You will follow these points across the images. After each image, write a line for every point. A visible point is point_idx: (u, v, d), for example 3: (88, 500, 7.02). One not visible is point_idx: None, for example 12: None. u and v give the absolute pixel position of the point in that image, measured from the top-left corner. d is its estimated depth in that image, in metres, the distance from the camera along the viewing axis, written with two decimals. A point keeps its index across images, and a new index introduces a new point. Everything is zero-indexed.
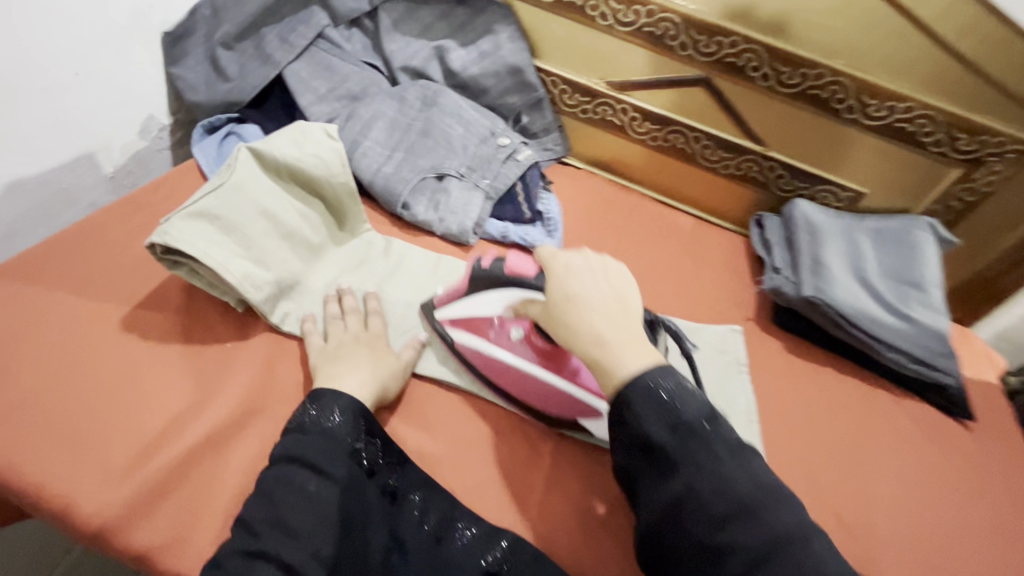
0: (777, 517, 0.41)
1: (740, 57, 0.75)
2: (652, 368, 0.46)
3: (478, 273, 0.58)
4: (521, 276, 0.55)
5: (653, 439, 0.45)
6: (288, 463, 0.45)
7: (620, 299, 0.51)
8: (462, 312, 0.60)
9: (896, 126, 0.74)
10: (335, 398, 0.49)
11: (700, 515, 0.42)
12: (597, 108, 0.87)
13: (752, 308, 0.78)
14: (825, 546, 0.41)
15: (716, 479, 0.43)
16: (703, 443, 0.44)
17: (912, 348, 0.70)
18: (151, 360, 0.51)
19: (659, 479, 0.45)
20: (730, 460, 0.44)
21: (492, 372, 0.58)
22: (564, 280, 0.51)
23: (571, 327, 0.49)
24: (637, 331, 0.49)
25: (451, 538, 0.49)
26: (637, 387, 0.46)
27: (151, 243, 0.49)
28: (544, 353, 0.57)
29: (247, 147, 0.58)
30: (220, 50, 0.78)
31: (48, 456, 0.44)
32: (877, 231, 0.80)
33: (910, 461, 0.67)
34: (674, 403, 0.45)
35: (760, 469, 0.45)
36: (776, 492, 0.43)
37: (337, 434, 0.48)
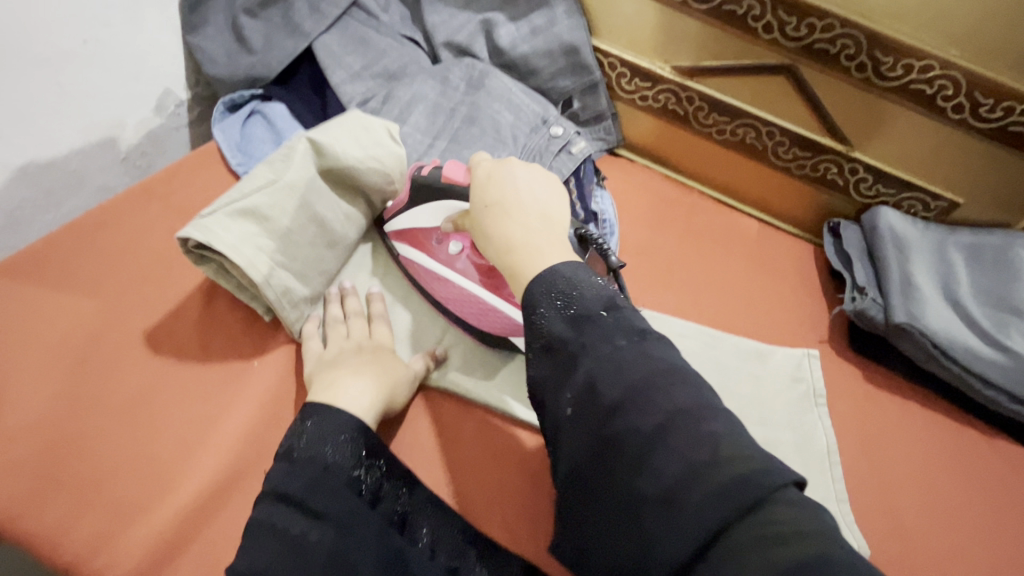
0: (668, 396, 0.36)
1: (834, 44, 0.66)
2: (560, 265, 0.43)
3: (416, 181, 0.54)
4: (453, 183, 0.51)
5: (550, 332, 0.40)
6: (275, 503, 0.38)
7: (550, 201, 0.47)
8: (404, 225, 0.56)
9: (1012, 130, 0.64)
10: (334, 421, 0.42)
11: (594, 412, 0.37)
12: (658, 95, 0.78)
13: (826, 329, 0.70)
14: (725, 428, 0.34)
15: (611, 363, 0.38)
16: (599, 329, 0.39)
17: (1014, 386, 0.62)
18: (164, 383, 0.45)
19: (560, 377, 0.40)
20: (629, 345, 0.38)
21: (440, 293, 0.55)
22: (489, 180, 0.47)
23: (490, 228, 0.46)
24: (557, 228, 0.46)
25: (467, 574, 0.43)
26: (540, 280, 0.42)
27: (185, 238, 0.44)
28: (485, 270, 0.53)
29: (307, 135, 0.51)
30: (243, 18, 0.70)
31: (61, 497, 0.39)
32: (973, 246, 0.71)
33: (1008, 518, 0.59)
34: (573, 289, 0.41)
35: (660, 352, 0.39)
36: (676, 373, 0.37)
37: (334, 465, 0.40)
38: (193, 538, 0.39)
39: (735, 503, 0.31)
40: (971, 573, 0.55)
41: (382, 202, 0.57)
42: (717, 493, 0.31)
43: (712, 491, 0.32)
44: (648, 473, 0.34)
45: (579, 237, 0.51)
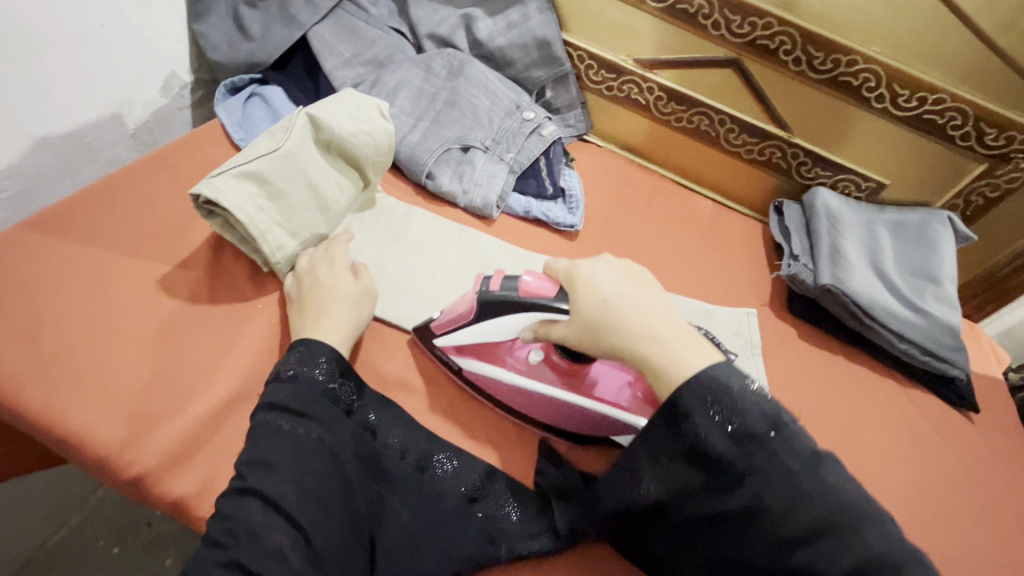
0: (860, 541, 0.39)
1: (773, 40, 0.75)
2: (711, 370, 0.43)
3: (484, 298, 0.53)
4: (541, 297, 0.50)
5: (712, 450, 0.41)
6: (268, 410, 0.45)
7: (654, 300, 0.50)
8: (467, 341, 0.56)
9: (925, 118, 0.74)
10: (317, 348, 0.49)
11: (766, 533, 0.40)
12: (622, 86, 0.86)
13: (767, 294, 0.78)
14: (915, 566, 0.39)
15: (790, 494, 0.40)
16: (769, 453, 0.41)
17: (923, 340, 0.71)
18: (177, 317, 0.51)
19: (717, 493, 0.42)
20: (804, 474, 0.40)
21: (523, 405, 0.56)
22: (592, 288, 0.49)
23: (616, 332, 0.47)
24: (676, 321, 0.48)
25: (432, 469, 0.50)
26: (693, 390, 0.42)
27: (196, 194, 0.49)
28: (567, 373, 0.55)
29: (304, 112, 0.57)
30: (244, 8, 0.77)
31: (88, 406, 0.45)
32: (897, 224, 0.80)
33: (917, 453, 0.68)
34: (734, 408, 0.42)
35: (834, 474, 0.41)
36: (857, 505, 0.40)
37: (314, 380, 0.48)
38: (206, 442, 0.46)
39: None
40: (881, 496, 0.64)
41: (374, 176, 0.63)
42: None
43: None
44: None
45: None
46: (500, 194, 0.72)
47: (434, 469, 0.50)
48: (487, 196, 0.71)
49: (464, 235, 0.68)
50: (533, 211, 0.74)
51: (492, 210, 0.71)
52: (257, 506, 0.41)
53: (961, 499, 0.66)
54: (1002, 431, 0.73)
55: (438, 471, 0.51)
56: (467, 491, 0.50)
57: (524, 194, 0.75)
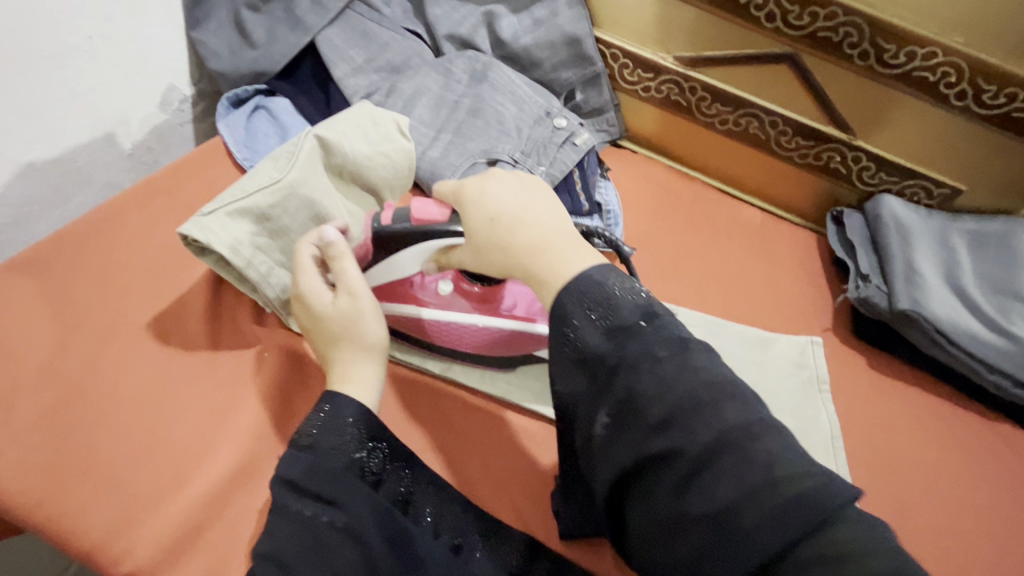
0: (721, 416, 0.34)
1: (837, 31, 0.66)
2: (590, 268, 0.40)
3: (380, 230, 0.49)
4: (428, 223, 0.46)
5: (585, 344, 0.38)
6: (285, 489, 0.39)
7: (547, 207, 0.44)
8: (374, 282, 0.53)
9: (1013, 116, 0.65)
10: (340, 409, 0.42)
11: (641, 427, 0.35)
12: (661, 86, 0.78)
13: (830, 318, 0.70)
14: (781, 446, 0.33)
15: (656, 380, 0.35)
16: (640, 340, 0.37)
17: (1016, 370, 0.62)
18: (173, 374, 0.45)
19: (594, 393, 0.38)
20: (670, 357, 0.36)
21: (441, 335, 0.55)
22: (477, 203, 0.44)
23: (503, 247, 0.42)
24: (569, 229, 0.43)
25: (468, 551, 0.45)
26: (572, 289, 0.39)
27: (185, 236, 0.43)
28: (477, 297, 0.54)
29: (312, 132, 0.50)
30: (245, 12, 0.70)
31: (75, 486, 0.39)
32: (975, 234, 0.72)
33: (1012, 501, 0.59)
34: (609, 298, 0.38)
35: (705, 362, 0.36)
36: (727, 386, 0.35)
37: (336, 449, 0.41)
38: (209, 525, 0.40)
39: (796, 529, 0.31)
40: (975, 557, 0.55)
41: (391, 201, 0.55)
42: (771, 518, 0.31)
43: (773, 516, 0.31)
44: (699, 493, 0.33)
45: (584, 233, 0.50)
46: None
47: (471, 553, 0.45)
48: None
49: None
50: None
51: None
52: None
53: None
54: None
55: (476, 551, 0.45)
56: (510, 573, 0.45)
57: None
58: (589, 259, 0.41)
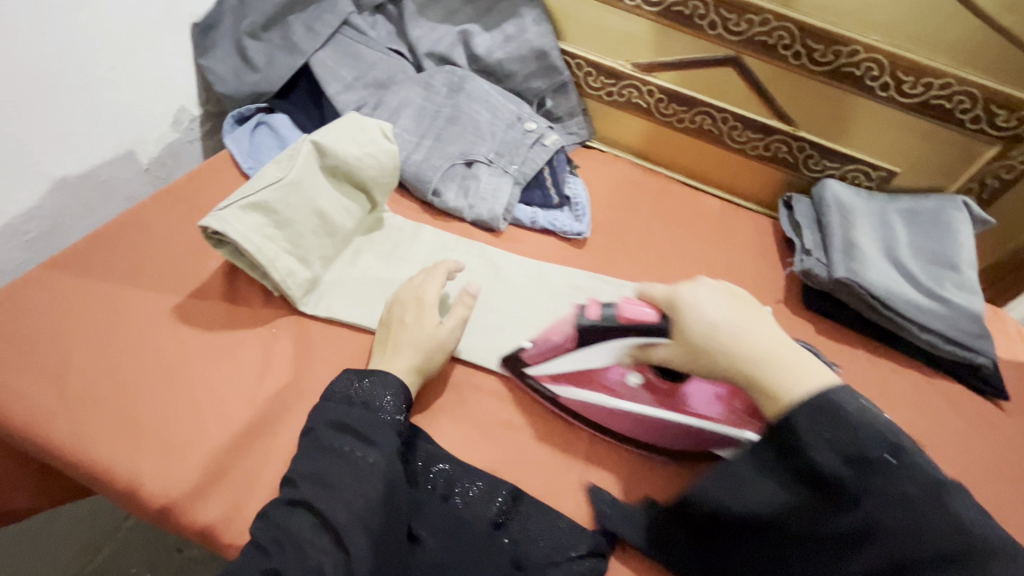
0: (983, 568, 0.37)
1: (771, 35, 0.74)
2: (827, 388, 0.43)
3: (584, 325, 0.55)
4: (643, 323, 0.52)
5: (823, 468, 0.41)
6: (332, 430, 0.47)
7: (761, 322, 0.49)
8: (567, 368, 0.57)
9: (932, 103, 0.73)
10: (386, 379, 0.50)
11: (886, 557, 0.39)
12: (622, 91, 0.87)
13: (782, 291, 0.78)
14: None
15: (906, 515, 0.39)
16: (884, 475, 0.40)
17: (945, 328, 0.70)
18: (195, 348, 0.52)
19: (827, 510, 0.41)
20: (921, 496, 0.39)
21: (623, 426, 0.55)
22: (695, 311, 0.49)
23: (724, 354, 0.47)
24: (790, 347, 0.47)
25: (454, 498, 0.50)
26: (809, 408, 0.42)
27: (206, 227, 0.49)
28: (663, 391, 0.55)
29: (309, 139, 0.57)
30: (247, 40, 0.78)
31: (114, 437, 0.46)
32: (910, 211, 0.79)
33: (948, 444, 0.66)
34: (848, 425, 0.41)
35: (956, 502, 0.40)
36: (980, 532, 0.38)
37: (381, 408, 0.48)
38: (227, 469, 0.46)
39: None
40: None
41: (379, 197, 0.64)
42: None
43: None
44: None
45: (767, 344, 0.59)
46: (506, 206, 0.72)
47: (455, 498, 0.50)
48: (494, 209, 0.71)
49: (473, 248, 0.68)
50: (540, 220, 0.74)
51: (499, 223, 0.71)
52: (307, 521, 0.42)
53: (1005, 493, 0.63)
54: None
55: (460, 497, 0.51)
56: (494, 514, 0.50)
57: (530, 205, 0.75)
58: (808, 374, 0.45)
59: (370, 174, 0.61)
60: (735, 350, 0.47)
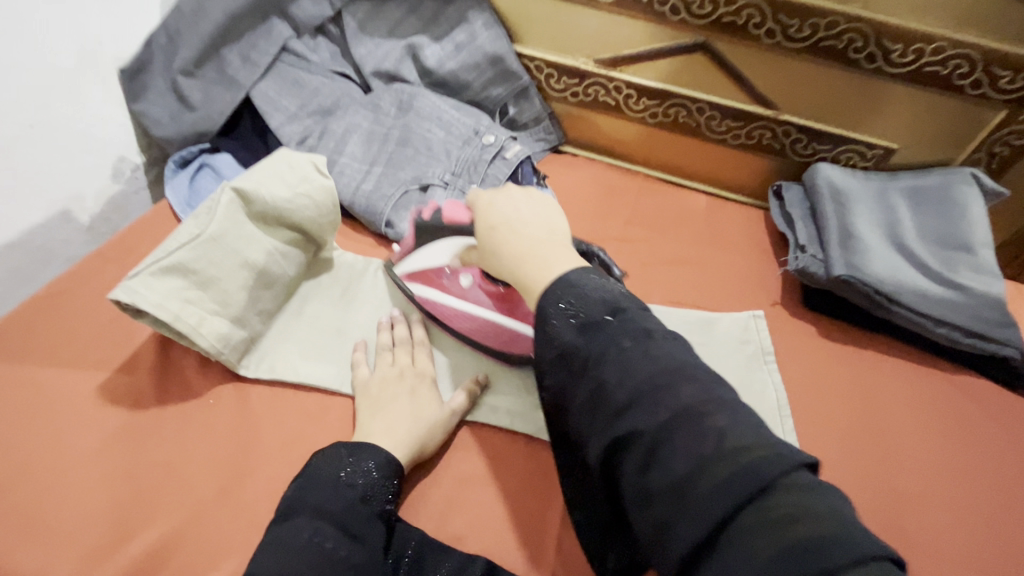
0: (677, 395, 0.35)
1: (739, 15, 0.68)
2: (568, 271, 0.43)
3: (421, 225, 0.57)
4: (458, 223, 0.53)
5: (562, 342, 0.41)
6: (313, 518, 0.40)
7: (548, 222, 0.48)
8: (414, 267, 0.58)
9: (925, 71, 0.66)
10: (371, 453, 0.44)
11: (606, 412, 0.37)
12: (587, 89, 0.80)
13: (777, 291, 0.71)
14: (731, 419, 0.34)
15: (619, 367, 0.37)
16: (608, 334, 0.39)
17: (964, 320, 0.63)
18: (124, 431, 0.48)
19: (571, 382, 0.40)
20: (636, 349, 0.38)
21: (457, 325, 0.56)
22: (488, 207, 0.50)
23: (497, 254, 0.47)
24: (557, 241, 0.47)
25: None
26: (552, 292, 0.42)
27: (115, 300, 0.45)
28: (500, 297, 0.55)
29: (230, 186, 0.52)
30: (180, 79, 0.73)
31: (34, 546, 0.42)
32: (913, 190, 0.72)
33: (979, 451, 0.59)
34: (580, 296, 0.42)
35: (673, 352, 0.38)
36: (686, 370, 0.37)
37: (368, 490, 0.43)
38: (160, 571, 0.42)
39: (740, 496, 0.30)
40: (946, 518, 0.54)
41: (321, 237, 0.58)
42: (724, 483, 0.31)
43: (723, 482, 0.31)
44: (658, 468, 0.33)
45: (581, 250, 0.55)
46: None
47: None
48: None
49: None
50: None
51: None
52: None
53: None
54: None
55: None
56: None
57: None
58: (566, 266, 0.45)
59: (312, 215, 0.56)
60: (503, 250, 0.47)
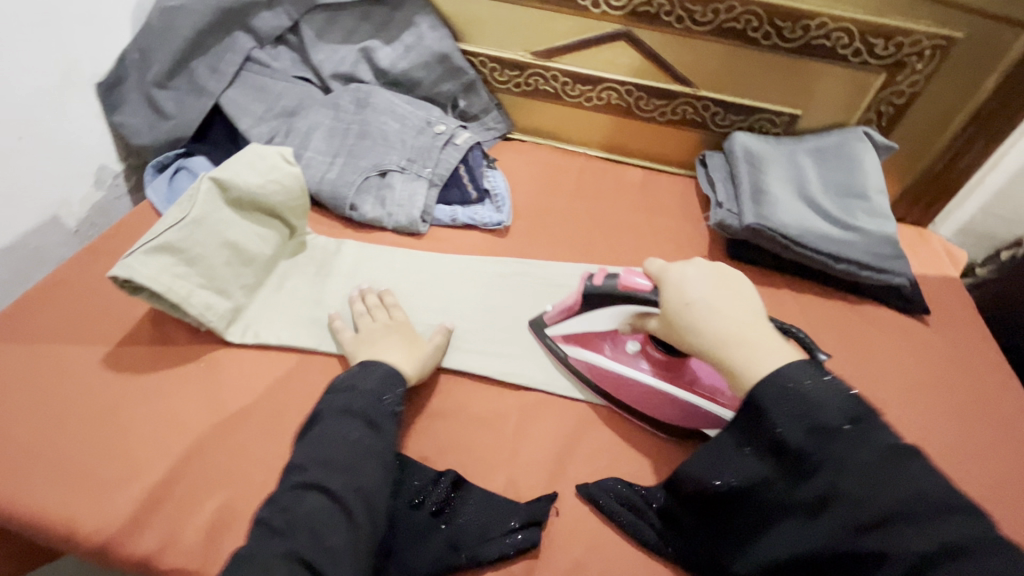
0: (938, 527, 0.36)
1: (652, 4, 0.77)
2: (783, 365, 0.44)
3: (590, 291, 0.58)
4: (635, 291, 0.55)
5: (788, 441, 0.42)
6: (342, 416, 0.50)
7: (744, 305, 0.50)
8: (575, 329, 0.61)
9: (814, 44, 0.76)
10: (377, 368, 0.54)
11: (845, 523, 0.39)
12: (528, 80, 0.89)
13: (705, 246, 0.80)
14: (1004, 564, 0.34)
15: (864, 482, 0.39)
16: (847, 444, 0.40)
17: (861, 256, 0.72)
18: (125, 392, 0.54)
19: (793, 481, 0.42)
20: (883, 465, 0.39)
21: (617, 390, 0.59)
22: (679, 287, 0.51)
23: (698, 333, 0.49)
24: (758, 327, 0.48)
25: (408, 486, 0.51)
26: (768, 386, 0.43)
27: (114, 276, 0.51)
28: (664, 365, 0.58)
29: (208, 176, 0.59)
30: (154, 90, 0.80)
31: (53, 488, 0.48)
32: (817, 149, 0.81)
33: (877, 366, 0.69)
34: (812, 397, 0.42)
35: (922, 475, 0.38)
36: (949, 499, 0.37)
37: (382, 396, 0.52)
38: (166, 500, 0.49)
39: None
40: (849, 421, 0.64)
41: (293, 221, 0.66)
42: None
43: None
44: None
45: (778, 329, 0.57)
46: (424, 208, 0.75)
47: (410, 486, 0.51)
48: (411, 214, 0.74)
49: (396, 254, 0.71)
50: (460, 217, 0.77)
51: (420, 226, 0.74)
52: (319, 502, 0.44)
53: (929, 404, 0.66)
54: (954, 324, 0.75)
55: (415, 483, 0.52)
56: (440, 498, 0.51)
57: (449, 204, 0.78)
58: (781, 358, 0.46)
59: (283, 200, 0.64)
60: (700, 329, 0.49)
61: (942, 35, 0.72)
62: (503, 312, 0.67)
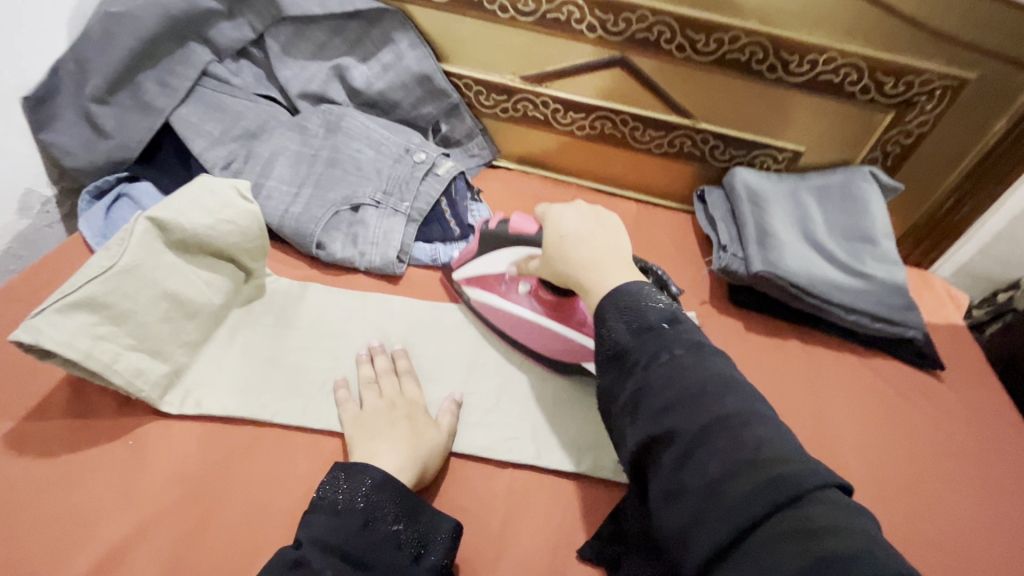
0: (721, 404, 0.37)
1: (651, 31, 0.71)
2: (625, 283, 0.45)
3: (486, 233, 0.61)
4: (523, 234, 0.57)
5: (615, 342, 0.42)
6: (319, 552, 0.39)
7: (612, 239, 0.50)
8: (472, 270, 0.62)
9: (821, 79, 0.72)
10: (362, 470, 0.44)
11: (648, 414, 0.38)
12: (516, 105, 0.82)
13: (707, 291, 0.74)
14: (770, 432, 0.35)
15: (668, 371, 0.39)
16: (661, 339, 0.41)
17: (870, 306, 0.68)
18: (32, 480, 0.45)
19: (617, 380, 0.42)
20: (687, 355, 0.40)
21: (505, 327, 0.60)
22: (555, 223, 0.51)
23: (563, 259, 0.50)
24: (621, 256, 0.49)
25: None
26: (612, 298, 0.44)
27: (16, 342, 0.42)
28: (552, 305, 0.58)
29: (145, 216, 0.50)
30: (92, 106, 0.70)
31: None
32: (821, 188, 0.77)
33: (894, 428, 0.64)
34: (638, 302, 0.43)
35: (721, 366, 0.40)
36: (734, 386, 0.38)
37: (372, 513, 0.42)
38: None
39: (771, 501, 0.31)
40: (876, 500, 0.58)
41: (248, 263, 0.57)
42: (755, 490, 0.32)
43: (749, 491, 0.32)
44: (692, 468, 0.35)
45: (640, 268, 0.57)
46: (401, 247, 0.67)
47: None
48: (386, 253, 0.66)
49: (368, 301, 0.62)
50: (441, 256, 0.69)
51: (395, 267, 0.66)
52: None
53: (955, 476, 0.61)
54: (965, 377, 0.71)
55: None
56: None
57: (429, 241, 0.70)
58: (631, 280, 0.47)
59: (235, 242, 0.55)
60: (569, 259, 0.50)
61: (954, 75, 0.68)
62: (487, 368, 0.59)
